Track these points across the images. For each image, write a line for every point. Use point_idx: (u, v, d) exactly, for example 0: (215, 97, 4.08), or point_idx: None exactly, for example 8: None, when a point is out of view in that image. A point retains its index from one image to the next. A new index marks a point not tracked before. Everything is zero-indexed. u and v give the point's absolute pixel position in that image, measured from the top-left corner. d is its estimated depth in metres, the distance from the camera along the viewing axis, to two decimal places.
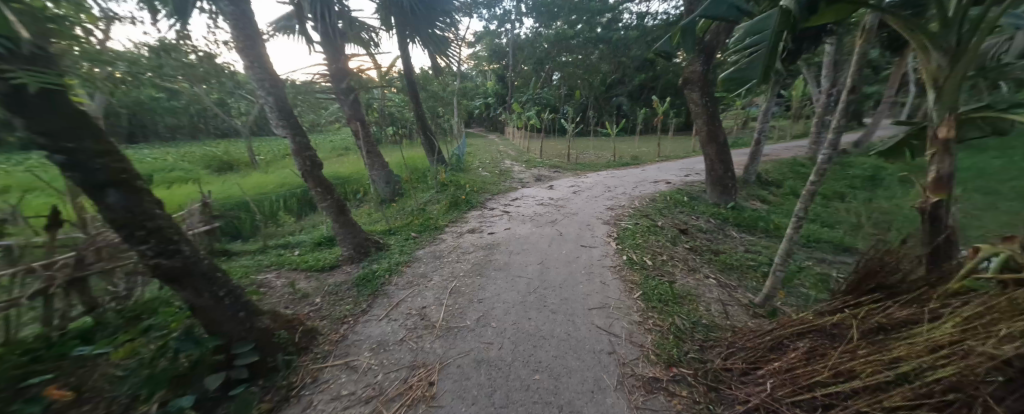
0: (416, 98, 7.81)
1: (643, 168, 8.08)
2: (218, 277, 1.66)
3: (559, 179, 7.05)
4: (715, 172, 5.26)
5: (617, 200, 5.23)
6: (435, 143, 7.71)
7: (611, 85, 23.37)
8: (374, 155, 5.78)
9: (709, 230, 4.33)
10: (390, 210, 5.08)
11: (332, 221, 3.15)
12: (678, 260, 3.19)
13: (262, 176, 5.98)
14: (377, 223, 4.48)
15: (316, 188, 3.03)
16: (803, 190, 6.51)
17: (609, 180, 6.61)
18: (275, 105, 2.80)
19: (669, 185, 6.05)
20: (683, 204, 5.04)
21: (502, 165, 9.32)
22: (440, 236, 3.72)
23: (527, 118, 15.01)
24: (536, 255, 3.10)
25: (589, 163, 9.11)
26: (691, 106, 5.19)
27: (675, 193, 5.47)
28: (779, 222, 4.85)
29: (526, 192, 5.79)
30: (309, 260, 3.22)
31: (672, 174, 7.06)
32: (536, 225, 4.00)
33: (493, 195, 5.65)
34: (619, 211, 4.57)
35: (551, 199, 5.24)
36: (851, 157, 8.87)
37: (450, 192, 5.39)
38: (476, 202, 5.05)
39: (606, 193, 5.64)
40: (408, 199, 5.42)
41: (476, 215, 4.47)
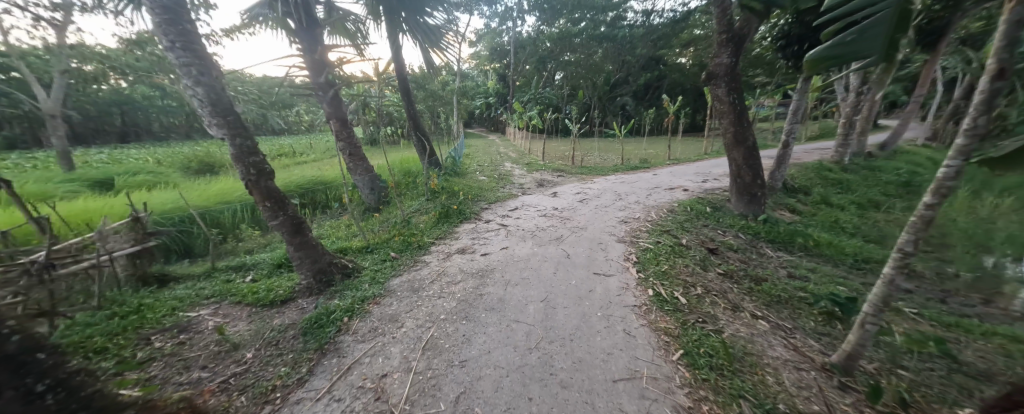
0: (409, 96, 7.21)
1: (654, 172, 7.47)
2: (34, 363, 0.76)
3: (563, 184, 6.45)
4: (742, 180, 4.64)
5: (631, 210, 4.61)
6: (428, 145, 7.13)
7: (615, 85, 22.79)
8: (357, 159, 5.20)
9: (741, 249, 3.70)
10: (372, 221, 4.49)
11: (286, 243, 2.54)
12: (717, 294, 2.55)
13: (232, 181, 5.41)
14: (355, 238, 3.89)
15: (264, 202, 2.42)
16: (834, 198, 5.87)
17: (618, 186, 6.00)
18: (207, 99, 2.19)
19: (687, 193, 5.43)
20: (706, 216, 4.43)
21: (501, 168, 8.73)
22: (423, 257, 3.12)
23: (529, 118, 14.45)
24: (539, 288, 2.47)
25: (594, 167, 8.50)
26: (715, 104, 4.57)
27: (694, 202, 4.84)
28: (817, 238, 4.21)
29: (527, 201, 5.18)
30: (259, 290, 2.62)
31: (687, 179, 6.45)
32: (538, 243, 3.38)
33: (489, 203, 5.05)
34: (635, 226, 3.94)
35: (555, 210, 4.62)
36: (880, 161, 8.18)
37: (441, 201, 4.81)
38: (470, 212, 4.46)
39: (617, 201, 5.03)
40: (395, 208, 4.84)
41: (468, 229, 3.87)
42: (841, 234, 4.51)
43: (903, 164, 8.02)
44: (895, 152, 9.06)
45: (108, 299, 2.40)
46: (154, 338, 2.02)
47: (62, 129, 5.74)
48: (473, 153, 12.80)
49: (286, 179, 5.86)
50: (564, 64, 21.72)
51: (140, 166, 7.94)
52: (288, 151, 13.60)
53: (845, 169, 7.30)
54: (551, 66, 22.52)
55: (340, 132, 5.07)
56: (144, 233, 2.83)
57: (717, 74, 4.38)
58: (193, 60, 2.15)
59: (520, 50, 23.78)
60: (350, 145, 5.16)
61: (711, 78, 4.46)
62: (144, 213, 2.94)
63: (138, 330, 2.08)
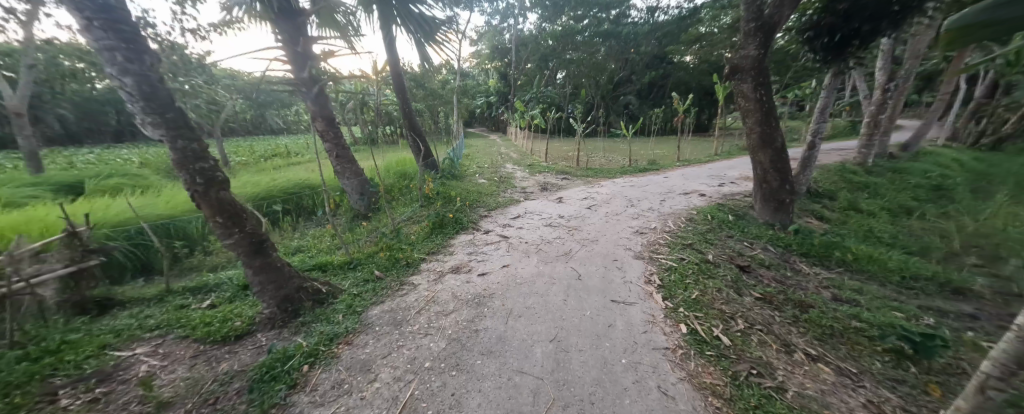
0: (405, 93, 6.71)
1: (665, 175, 7.05)
2: None
3: (568, 188, 6.02)
4: (769, 185, 4.20)
5: (646, 218, 4.18)
6: (424, 146, 6.72)
7: (619, 83, 22.36)
8: (345, 161, 4.76)
9: (774, 265, 3.26)
10: (360, 231, 4.08)
11: (243, 265, 2.11)
12: (762, 329, 2.11)
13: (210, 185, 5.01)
14: (339, 251, 3.48)
15: (215, 218, 1.99)
16: (863, 204, 5.41)
17: (628, 191, 5.57)
18: (138, 92, 1.75)
19: (704, 198, 5.00)
20: (729, 226, 3.99)
21: (502, 169, 8.32)
22: (412, 278, 2.68)
23: (531, 118, 14.01)
24: (546, 322, 2.04)
25: (600, 169, 8.06)
26: (739, 101, 4.13)
27: (714, 210, 4.41)
28: (855, 251, 3.75)
29: (531, 208, 4.76)
30: (214, 321, 2.19)
31: (701, 183, 6.03)
32: (544, 260, 2.95)
33: (489, 209, 4.64)
34: (652, 238, 3.51)
35: (561, 218, 4.19)
36: (903, 162, 7.71)
37: (436, 209, 4.39)
38: (467, 221, 4.04)
39: (629, 208, 4.61)
40: (386, 215, 4.44)
41: (465, 242, 3.45)
42: (879, 245, 4.06)
43: (928, 165, 7.56)
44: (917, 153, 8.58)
45: (27, 333, 1.96)
46: (63, 393, 1.58)
47: (29, 129, 5.34)
48: (473, 154, 12.38)
49: (270, 182, 5.46)
50: (567, 62, 21.28)
51: (122, 167, 7.55)
52: (284, 152, 13.24)
53: (869, 172, 6.82)
54: (553, 64, 22.09)
55: (327, 133, 4.65)
56: (83, 251, 2.42)
57: (742, 68, 3.94)
58: (118, 43, 1.70)
59: (521, 48, 23.40)
60: (337, 146, 4.71)
61: (736, 72, 4.02)
62: (85, 228, 2.50)
63: (49, 379, 1.64)
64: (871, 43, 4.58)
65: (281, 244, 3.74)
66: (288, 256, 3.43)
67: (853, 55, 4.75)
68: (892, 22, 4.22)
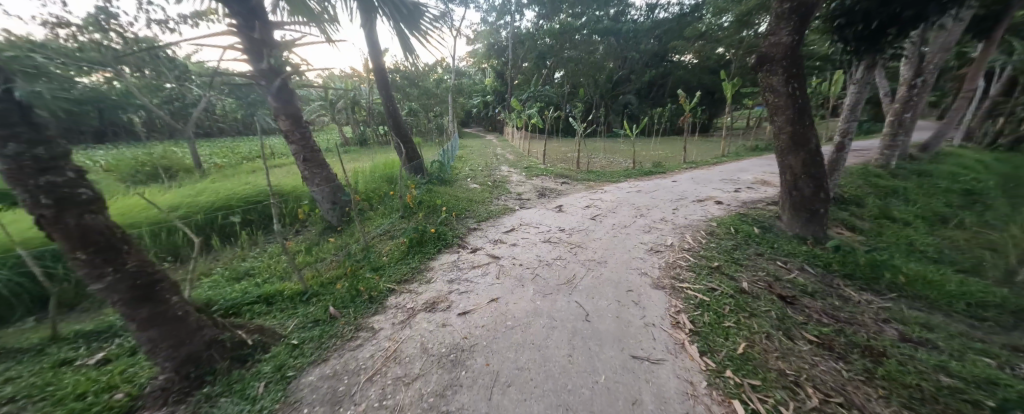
0: (387, 88, 6.03)
1: (672, 179, 6.52)
2: None
3: (568, 195, 5.48)
4: (800, 193, 3.66)
5: (659, 232, 3.63)
6: (411, 147, 6.14)
7: (618, 82, 21.90)
8: (313, 165, 4.14)
9: (818, 292, 2.71)
10: (326, 248, 3.50)
11: (123, 318, 1.50)
12: (843, 401, 1.53)
13: (162, 193, 4.42)
14: (296, 275, 2.90)
15: (76, 254, 1.37)
16: (895, 211, 4.87)
17: (634, 198, 5.03)
18: None
19: (721, 206, 4.46)
20: (756, 240, 3.44)
21: (497, 172, 7.78)
22: (373, 318, 2.09)
23: (528, 117, 13.46)
24: (546, 398, 1.45)
25: (602, 171, 7.52)
26: (767, 96, 3.58)
27: (736, 221, 3.86)
28: (906, 271, 3.20)
29: (526, 218, 4.20)
30: (89, 392, 1.59)
31: (713, 188, 5.51)
32: (541, 291, 2.38)
33: (478, 221, 4.08)
34: (671, 258, 2.94)
35: (562, 232, 3.63)
36: (928, 164, 7.16)
37: (418, 221, 3.83)
38: (452, 237, 3.47)
39: (638, 218, 4.07)
40: (361, 228, 3.86)
41: (447, 265, 2.88)
42: (927, 263, 3.52)
43: (954, 168, 7.04)
44: (937, 155, 8.08)
45: None
46: None
47: None
48: (467, 155, 11.82)
49: (233, 188, 4.86)
50: (565, 60, 20.78)
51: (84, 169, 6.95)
52: (269, 152, 12.61)
53: (894, 175, 6.30)
54: (551, 62, 21.57)
55: (293, 134, 4.03)
56: None
57: (771, 58, 3.41)
58: None
59: (518, 46, 22.88)
60: (304, 149, 4.09)
61: (764, 62, 3.49)
62: None
63: None
64: (911, 30, 4.04)
65: (229, 265, 3.15)
66: (231, 282, 2.84)
67: (891, 45, 4.20)
68: (942, 5, 3.67)
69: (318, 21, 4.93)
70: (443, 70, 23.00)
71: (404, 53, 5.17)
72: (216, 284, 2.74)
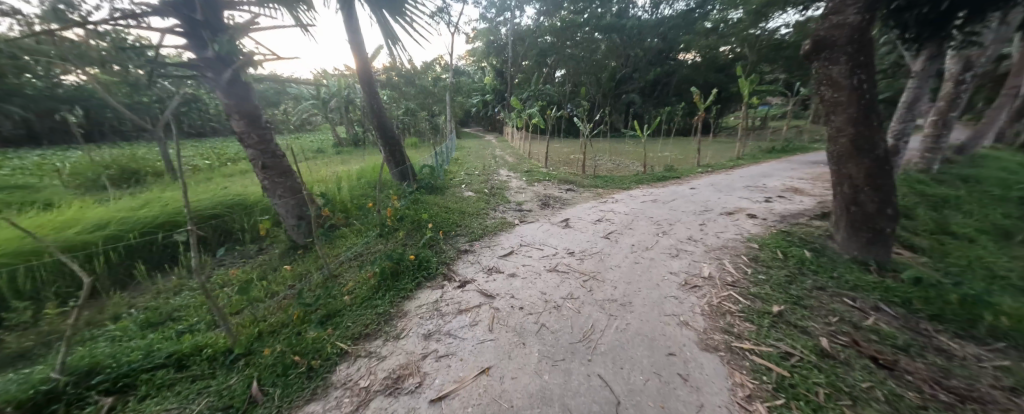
0: (369, 80, 5.30)
1: (689, 185, 5.86)
2: None
3: (576, 204, 4.86)
4: (860, 208, 3.01)
5: (688, 256, 2.98)
6: (399, 150, 5.53)
7: (621, 81, 21.34)
8: (275, 174, 3.49)
9: (918, 347, 2.02)
10: (283, 277, 2.86)
11: None
12: None
13: (99, 205, 3.76)
14: (233, 320, 2.26)
15: None
16: (952, 225, 4.22)
17: (652, 210, 4.39)
18: None
19: (755, 221, 3.81)
20: (811, 268, 2.79)
21: (496, 177, 7.17)
22: (304, 410, 1.43)
23: (528, 116, 12.83)
24: None
25: (610, 176, 6.90)
26: (825, 90, 2.93)
27: (780, 241, 3.20)
28: (1011, 310, 2.51)
29: (527, 236, 3.55)
30: None
31: (738, 197, 4.87)
32: (549, 357, 1.72)
33: (471, 239, 3.45)
34: (714, 297, 2.28)
35: (571, 257, 2.98)
36: (967, 168, 6.52)
37: (398, 242, 3.21)
38: (437, 264, 2.84)
39: (660, 237, 3.41)
40: (329, 251, 3.22)
41: (426, 307, 2.23)
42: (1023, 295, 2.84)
43: (999, 172, 6.40)
44: (974, 158, 7.44)
45: None
46: None
47: None
48: (464, 157, 11.17)
49: (188, 197, 4.21)
50: (566, 58, 20.17)
51: (39, 175, 6.32)
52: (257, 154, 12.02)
53: (937, 181, 5.66)
54: (552, 60, 20.98)
55: (249, 136, 3.37)
56: None
57: (831, 44, 2.76)
58: None
59: (518, 43, 22.29)
60: (264, 154, 3.43)
61: (822, 48, 2.83)
62: None
63: None
64: (990, 12, 3.38)
65: (154, 303, 2.51)
66: (144, 331, 2.18)
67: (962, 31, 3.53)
68: None
69: (293, 10, 4.28)
70: (441, 69, 22.40)
71: (385, 41, 4.44)
72: (121, 335, 2.09)
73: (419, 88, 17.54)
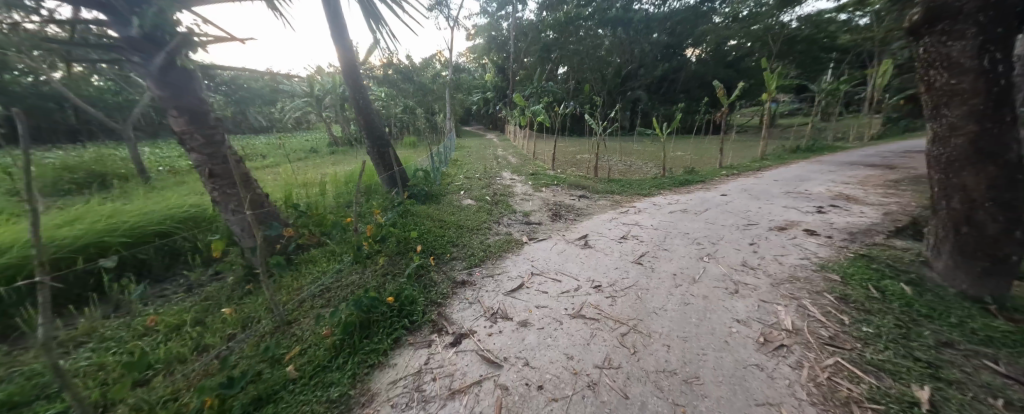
0: (354, 71, 4.58)
1: (717, 191, 5.17)
2: None
3: (592, 216, 4.18)
4: (975, 228, 2.26)
5: (750, 294, 2.28)
6: (389, 152, 4.88)
7: (626, 77, 20.62)
8: (226, 183, 2.82)
9: None
10: (220, 324, 2.17)
11: None
12: None
13: (16, 220, 3.06)
14: (126, 401, 1.56)
15: None
16: None
17: (684, 224, 3.70)
18: None
19: (817, 240, 3.10)
20: (922, 312, 2.04)
21: (498, 180, 6.51)
22: None
23: (532, 114, 12.06)
24: None
25: (624, 180, 6.23)
26: (938, 74, 2.22)
27: (866, 270, 2.49)
28: None
29: (539, 262, 2.87)
30: None
31: (782, 207, 4.17)
32: None
33: (469, 266, 2.78)
34: (820, 368, 1.58)
35: (599, 295, 2.29)
36: None
37: (378, 271, 2.54)
38: (424, 307, 2.14)
39: (706, 263, 2.72)
40: (291, 282, 2.55)
41: (405, 385, 1.53)
42: None
43: None
44: None
45: None
46: None
47: None
48: (463, 157, 10.51)
49: (132, 208, 3.54)
50: (570, 53, 19.42)
51: None
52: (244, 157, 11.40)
53: None
54: (556, 56, 20.32)
55: (192, 137, 2.69)
56: None
57: (953, 12, 2.05)
58: None
59: (520, 39, 21.62)
60: (213, 160, 2.77)
61: (939, 18, 2.13)
62: None
63: None
64: None
65: (37, 366, 1.82)
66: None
67: None
68: None
69: None
70: (441, 65, 21.70)
71: (368, 22, 3.71)
72: None
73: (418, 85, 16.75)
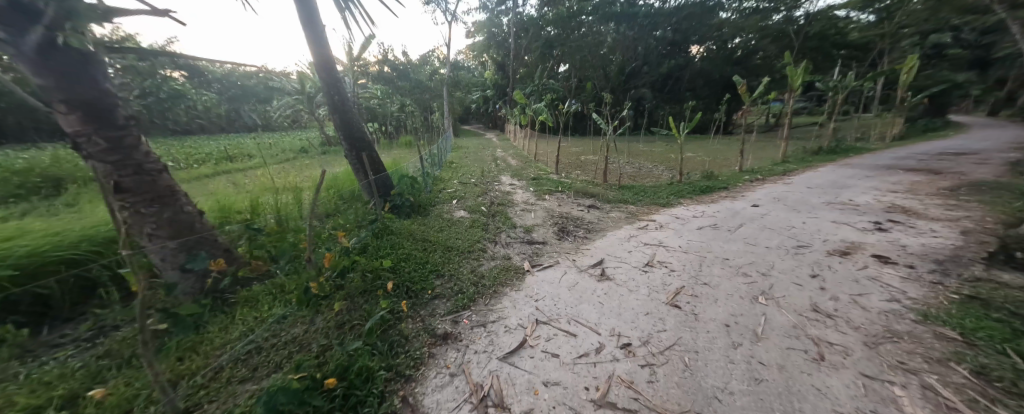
0: (326, 62, 3.87)
1: (747, 200, 4.52)
2: None
3: (607, 233, 3.52)
4: None
5: (843, 363, 1.61)
6: (372, 156, 4.22)
7: (631, 74, 19.89)
8: (136, 200, 2.14)
9: None
10: (88, 410, 1.51)
11: None
12: None
13: None
14: None
15: None
16: None
17: (720, 246, 3.04)
18: None
19: (897, 271, 2.45)
20: None
21: (497, 186, 5.88)
22: None
23: (533, 112, 11.38)
24: None
25: (639, 186, 5.58)
26: None
27: (988, 320, 1.83)
28: None
29: (546, 303, 2.22)
30: None
31: (832, 222, 3.53)
32: None
33: (454, 309, 2.13)
34: None
35: (633, 365, 1.62)
36: None
37: (330, 323, 1.88)
38: (383, 387, 1.48)
39: (766, 309, 2.06)
40: (216, 335, 1.90)
41: None
42: None
43: None
44: None
45: None
46: None
47: None
48: (462, 159, 9.89)
49: (48, 226, 2.89)
50: (573, 50, 18.76)
51: None
52: (227, 156, 10.85)
53: None
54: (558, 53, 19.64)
55: (85, 139, 2.00)
56: None
57: None
58: None
59: (521, 35, 20.91)
60: (122, 171, 2.10)
61: None
62: None
63: None
64: None
65: None
66: None
67: None
68: None
69: None
70: (439, 62, 21.01)
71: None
72: None
73: (414, 82, 17.40)
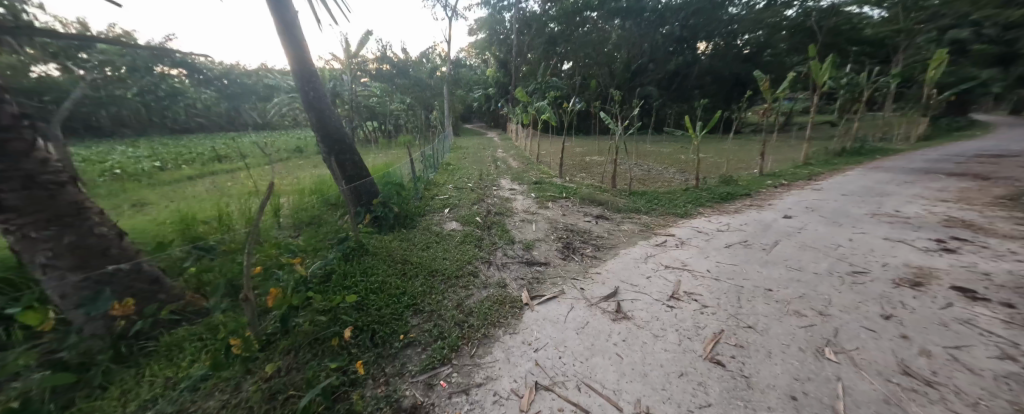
0: (298, 53, 3.35)
1: (776, 210, 4.00)
2: None
3: (618, 252, 3.02)
4: None
5: None
6: (352, 160, 3.73)
7: (637, 72, 19.24)
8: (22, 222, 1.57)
9: None
10: None
11: None
12: None
13: None
14: None
15: None
16: None
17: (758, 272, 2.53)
18: None
19: (993, 311, 1.94)
20: None
21: (496, 191, 5.40)
22: None
23: (535, 111, 10.86)
24: None
25: (652, 192, 5.06)
26: None
27: None
28: None
29: (547, 355, 1.73)
30: None
31: (885, 240, 3.00)
32: None
33: (427, 367, 1.63)
34: None
35: None
36: None
37: (254, 393, 1.38)
38: None
39: (841, 371, 1.55)
40: (108, 404, 1.42)
41: None
42: None
43: None
44: None
45: None
46: None
47: None
48: (460, 159, 9.41)
49: None
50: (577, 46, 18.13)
51: None
52: (218, 156, 10.45)
53: None
54: (563, 49, 18.96)
55: None
56: None
57: None
58: None
59: (524, 31, 20.27)
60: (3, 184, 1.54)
61: None
62: None
63: None
64: None
65: None
66: None
67: None
68: None
69: None
70: (439, 59, 20.42)
71: None
72: None
73: (414, 79, 16.95)
